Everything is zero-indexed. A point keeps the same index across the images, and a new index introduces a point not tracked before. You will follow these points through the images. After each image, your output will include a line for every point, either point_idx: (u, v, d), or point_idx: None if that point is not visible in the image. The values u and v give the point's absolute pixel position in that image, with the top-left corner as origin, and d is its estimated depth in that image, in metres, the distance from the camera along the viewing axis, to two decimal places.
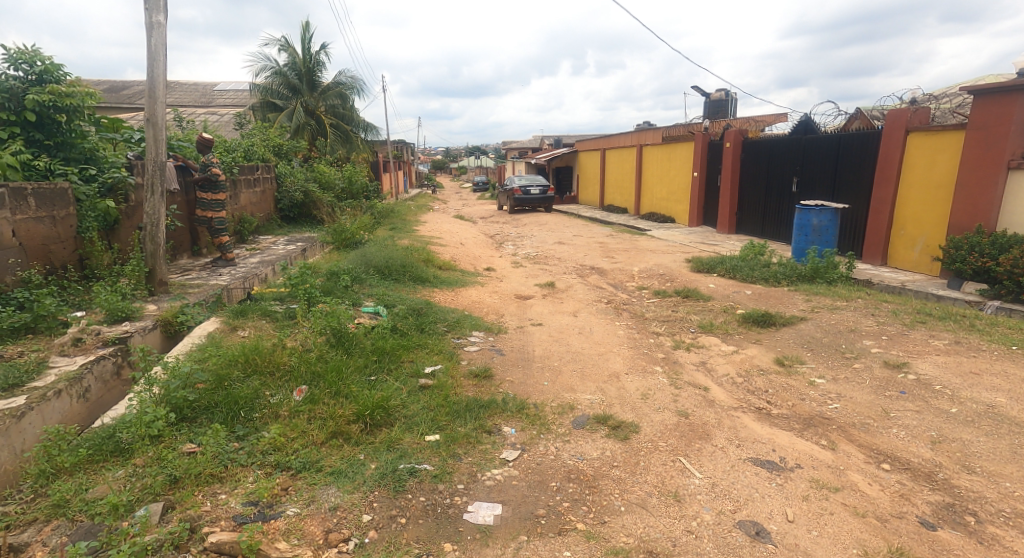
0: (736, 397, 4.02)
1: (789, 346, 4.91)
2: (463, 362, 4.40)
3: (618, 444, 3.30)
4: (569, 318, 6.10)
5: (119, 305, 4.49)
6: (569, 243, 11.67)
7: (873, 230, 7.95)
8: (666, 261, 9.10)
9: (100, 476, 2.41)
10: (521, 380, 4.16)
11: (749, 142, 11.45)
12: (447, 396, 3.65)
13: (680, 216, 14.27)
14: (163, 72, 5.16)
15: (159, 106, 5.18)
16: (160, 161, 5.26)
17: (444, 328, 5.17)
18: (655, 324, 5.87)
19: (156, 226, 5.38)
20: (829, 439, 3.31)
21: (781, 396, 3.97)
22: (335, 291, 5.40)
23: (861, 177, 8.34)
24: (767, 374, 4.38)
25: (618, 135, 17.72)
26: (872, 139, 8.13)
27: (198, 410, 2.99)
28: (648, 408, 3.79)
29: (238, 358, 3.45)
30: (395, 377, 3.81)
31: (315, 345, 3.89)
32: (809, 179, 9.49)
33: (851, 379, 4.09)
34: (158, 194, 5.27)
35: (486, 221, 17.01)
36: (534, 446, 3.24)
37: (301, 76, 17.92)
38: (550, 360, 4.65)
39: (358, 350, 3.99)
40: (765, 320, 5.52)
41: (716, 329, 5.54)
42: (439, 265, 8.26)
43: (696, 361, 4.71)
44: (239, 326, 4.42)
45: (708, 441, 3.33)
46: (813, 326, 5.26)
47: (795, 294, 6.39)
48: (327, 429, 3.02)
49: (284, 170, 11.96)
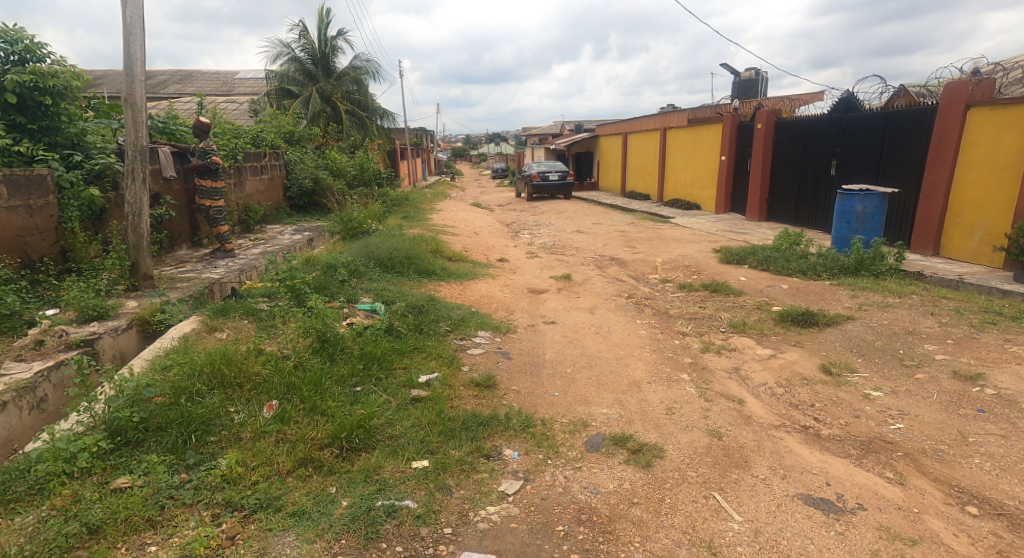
0: (776, 413, 3.47)
1: (835, 351, 4.33)
2: (464, 368, 3.91)
3: (639, 473, 2.80)
4: (585, 314, 5.57)
5: (89, 303, 4.04)
6: (588, 232, 11.09)
7: (924, 217, 7.26)
8: (691, 252, 8.49)
9: (4, 525, 2.00)
10: (529, 390, 3.68)
11: (782, 122, 10.74)
12: (441, 412, 3.17)
13: (706, 202, 13.58)
14: (139, 48, 4.71)
15: (138, 85, 4.72)
16: (141, 146, 4.78)
17: (446, 327, 4.69)
18: (680, 323, 5.32)
19: (139, 216, 4.93)
20: (895, 469, 2.76)
21: (830, 412, 3.41)
22: (327, 287, 4.95)
23: (911, 159, 7.63)
24: (812, 384, 3.83)
25: (640, 118, 16.98)
26: (923, 116, 7.40)
27: (149, 430, 2.53)
28: (674, 426, 3.27)
29: (203, 367, 2.97)
30: (385, 389, 3.35)
31: (295, 351, 3.42)
32: (849, 161, 8.79)
33: (914, 393, 3.51)
34: (140, 181, 4.80)
35: (503, 209, 16.49)
36: (539, 476, 2.75)
37: (316, 61, 17.54)
38: (562, 366, 4.15)
39: (344, 357, 3.52)
40: (806, 320, 4.94)
41: (750, 329, 4.99)
42: (449, 256, 7.80)
43: (728, 368, 4.17)
44: (216, 328, 3.96)
45: (746, 471, 2.80)
46: (862, 327, 4.67)
47: (838, 289, 5.77)
48: (295, 455, 2.56)
49: (293, 157, 11.59)
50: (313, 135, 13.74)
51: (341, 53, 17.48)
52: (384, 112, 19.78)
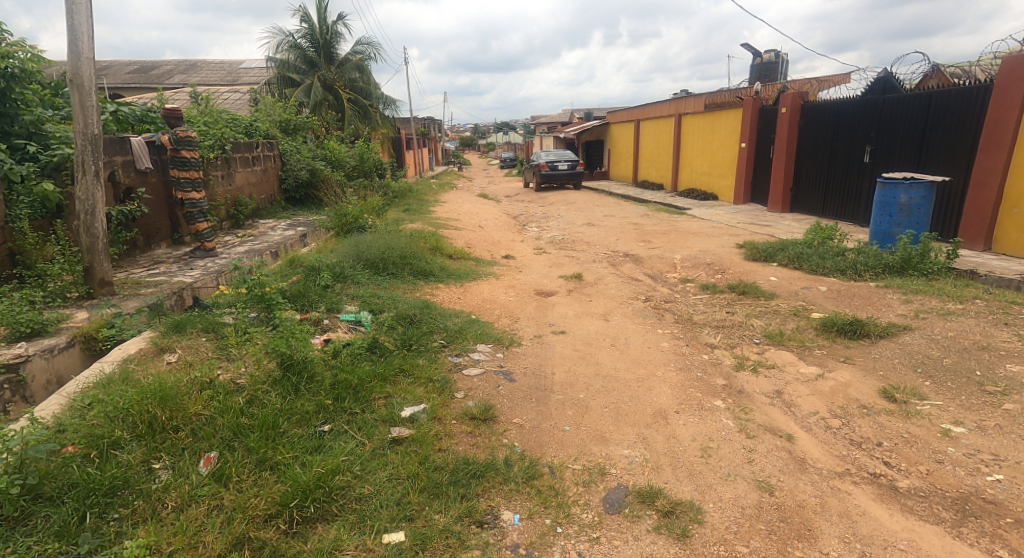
0: (835, 454, 2.85)
1: (893, 369, 3.72)
2: (458, 396, 3.31)
3: (675, 547, 2.20)
4: (598, 322, 4.95)
5: (21, 319, 3.40)
6: (600, 225, 10.42)
7: (974, 209, 6.65)
8: (713, 247, 7.81)
9: None
10: (534, 424, 3.08)
11: (809, 106, 10.01)
12: (425, 460, 2.57)
13: (724, 192, 12.86)
14: (85, 21, 4.08)
15: (86, 64, 4.11)
16: (91, 134, 4.16)
17: (440, 342, 4.09)
18: (707, 332, 4.68)
19: (92, 215, 4.24)
20: (1008, 545, 2.17)
21: (904, 455, 2.78)
22: (306, 295, 4.36)
23: (959, 144, 6.95)
24: (874, 415, 3.19)
25: (653, 104, 16.18)
26: (975, 97, 6.72)
27: (40, 502, 1.95)
28: (711, 474, 2.66)
29: (128, 408, 2.37)
30: (359, 427, 2.75)
31: (253, 380, 2.81)
32: (886, 148, 8.13)
33: (1007, 432, 2.90)
34: (92, 174, 4.17)
35: (510, 200, 15.83)
36: (545, 553, 2.16)
37: (317, 48, 16.91)
38: (574, 391, 3.52)
39: (312, 388, 2.89)
40: (856, 330, 4.29)
41: (789, 340, 4.35)
42: (449, 254, 7.19)
43: (769, 392, 3.55)
44: (167, 349, 3.27)
45: (812, 546, 2.20)
46: (923, 340, 4.06)
47: (886, 293, 5.11)
48: (226, 533, 1.98)
49: (289, 147, 11.00)
50: (312, 125, 13.13)
51: (343, 39, 16.81)
52: (388, 100, 19.09)
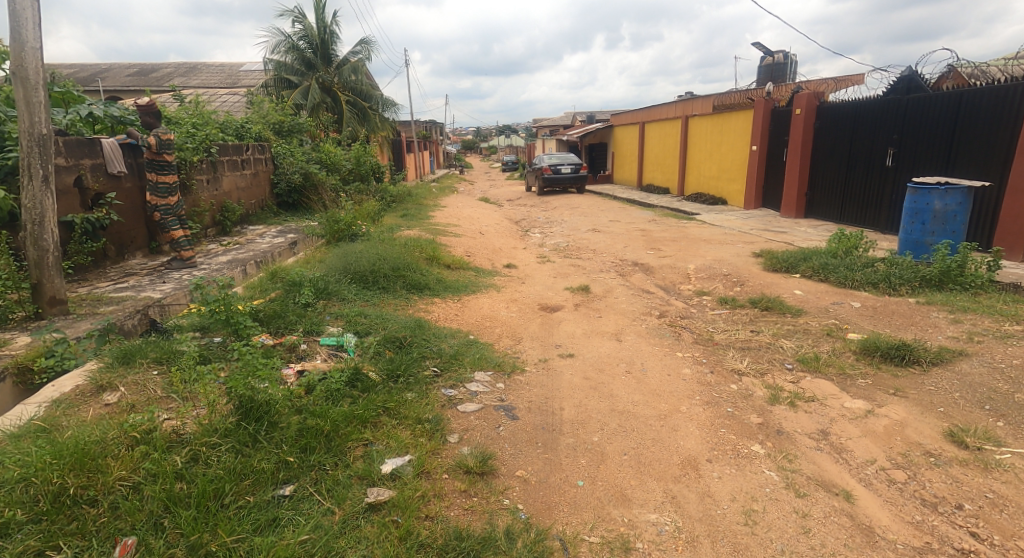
0: (907, 520, 2.34)
1: (955, 405, 3.21)
2: (452, 441, 2.80)
3: None
4: (610, 343, 4.44)
5: None
6: (605, 231, 9.93)
7: (1011, 216, 6.17)
8: (728, 256, 7.30)
9: None
10: (541, 478, 2.58)
11: (826, 106, 9.51)
12: (406, 536, 2.06)
13: (734, 196, 12.34)
14: (29, 5, 3.60)
15: (30, 55, 3.64)
16: (39, 134, 3.68)
17: (432, 370, 3.59)
18: (732, 355, 4.17)
19: (42, 225, 3.75)
20: None
21: (995, 524, 2.28)
22: (283, 316, 3.87)
23: (994, 147, 6.45)
24: (944, 466, 2.68)
25: (659, 105, 15.70)
26: (1012, 96, 6.22)
27: None
28: (761, 550, 2.16)
29: (28, 478, 1.88)
30: (329, 489, 2.25)
31: (201, 429, 2.29)
32: (911, 151, 7.62)
33: None
34: (40, 179, 3.69)
35: (513, 204, 15.33)
36: None
37: (315, 49, 16.44)
38: (586, 432, 3.01)
39: (274, 437, 2.38)
40: (904, 356, 3.77)
41: (827, 366, 3.84)
42: (447, 264, 6.69)
43: (814, 433, 3.04)
44: (108, 385, 2.78)
45: None
46: (982, 369, 3.55)
47: (929, 311, 4.60)
48: None
49: (282, 149, 10.52)
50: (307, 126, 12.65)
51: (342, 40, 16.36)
52: (388, 102, 18.63)
